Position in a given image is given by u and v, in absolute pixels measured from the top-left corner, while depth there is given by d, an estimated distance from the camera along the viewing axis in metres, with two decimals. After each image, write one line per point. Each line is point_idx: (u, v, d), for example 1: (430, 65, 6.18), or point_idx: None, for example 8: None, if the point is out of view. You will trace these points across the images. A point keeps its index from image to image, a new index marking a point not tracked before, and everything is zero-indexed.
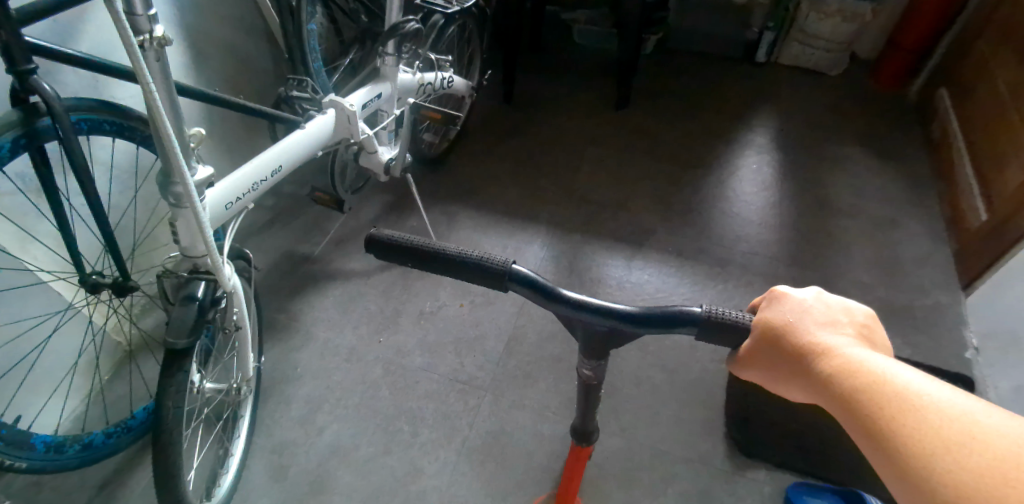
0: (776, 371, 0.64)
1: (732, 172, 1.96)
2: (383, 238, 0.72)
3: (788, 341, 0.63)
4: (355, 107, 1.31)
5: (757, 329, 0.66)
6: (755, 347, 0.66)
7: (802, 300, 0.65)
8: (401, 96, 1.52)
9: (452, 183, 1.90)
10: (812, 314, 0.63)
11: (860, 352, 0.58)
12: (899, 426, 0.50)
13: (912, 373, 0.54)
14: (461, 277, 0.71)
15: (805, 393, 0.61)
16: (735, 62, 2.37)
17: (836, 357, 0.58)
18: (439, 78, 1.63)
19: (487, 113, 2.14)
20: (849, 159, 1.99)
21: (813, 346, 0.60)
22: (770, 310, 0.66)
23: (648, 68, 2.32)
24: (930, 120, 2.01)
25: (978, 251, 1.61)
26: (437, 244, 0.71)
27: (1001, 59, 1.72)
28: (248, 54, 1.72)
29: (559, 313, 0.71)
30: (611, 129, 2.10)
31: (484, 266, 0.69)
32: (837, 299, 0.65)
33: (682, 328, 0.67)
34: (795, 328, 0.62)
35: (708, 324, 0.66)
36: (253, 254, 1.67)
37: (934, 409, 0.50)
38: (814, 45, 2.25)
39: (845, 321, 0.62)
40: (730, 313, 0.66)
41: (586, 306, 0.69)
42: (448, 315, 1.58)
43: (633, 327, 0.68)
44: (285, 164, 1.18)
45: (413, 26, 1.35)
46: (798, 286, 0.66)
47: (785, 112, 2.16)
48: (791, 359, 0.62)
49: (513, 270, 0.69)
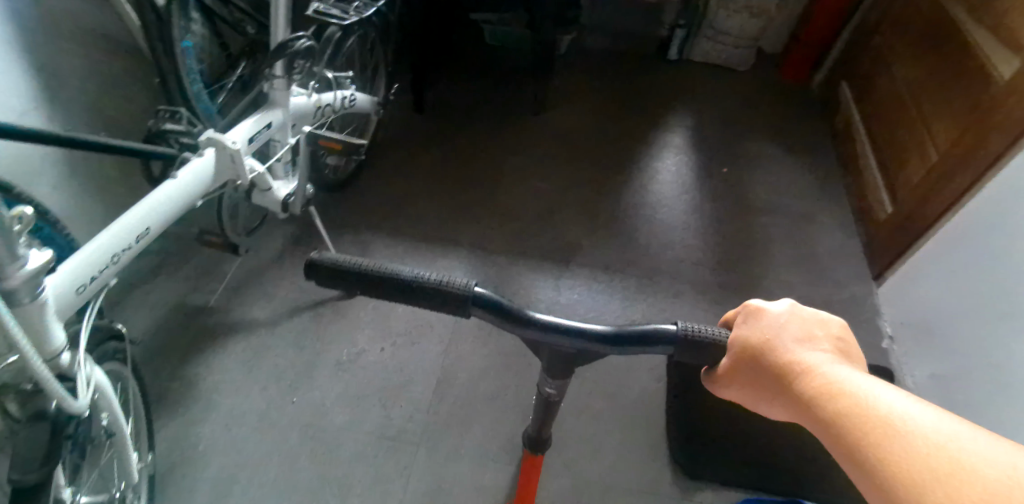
0: (758, 391, 0.64)
1: (652, 173, 1.92)
2: (327, 261, 0.68)
3: (767, 359, 0.63)
4: (239, 145, 1.11)
5: (736, 347, 0.66)
6: (735, 365, 0.65)
7: (779, 315, 0.65)
8: (296, 122, 1.32)
9: (362, 207, 1.75)
10: (790, 330, 0.63)
11: (840, 370, 0.57)
12: (883, 450, 0.48)
13: (895, 393, 0.52)
14: (419, 303, 0.68)
15: (788, 413, 0.60)
16: (649, 59, 2.33)
17: (816, 375, 0.58)
18: (340, 98, 1.42)
19: (396, 126, 1.99)
20: (763, 154, 2.01)
21: (793, 364, 0.60)
22: (749, 326, 0.66)
23: (562, 69, 2.24)
24: (834, 113, 2.08)
25: (886, 244, 1.63)
26: (392, 268, 0.68)
27: (896, 54, 1.79)
28: (112, 78, 1.45)
29: (527, 336, 0.69)
30: (528, 136, 2.01)
31: (445, 291, 0.66)
32: (812, 313, 0.65)
33: (658, 346, 0.68)
34: (773, 345, 0.63)
35: (683, 342, 0.67)
36: (138, 312, 1.47)
37: (920, 433, 0.48)
38: (723, 41, 2.25)
39: (821, 336, 0.63)
40: (703, 331, 0.68)
41: (556, 327, 0.68)
42: (368, 362, 1.44)
43: (607, 349, 0.67)
44: (156, 225, 1.00)
45: (304, 44, 1.15)
46: (773, 301, 0.66)
47: (700, 110, 2.15)
48: (772, 378, 0.62)
49: (476, 291, 0.67)
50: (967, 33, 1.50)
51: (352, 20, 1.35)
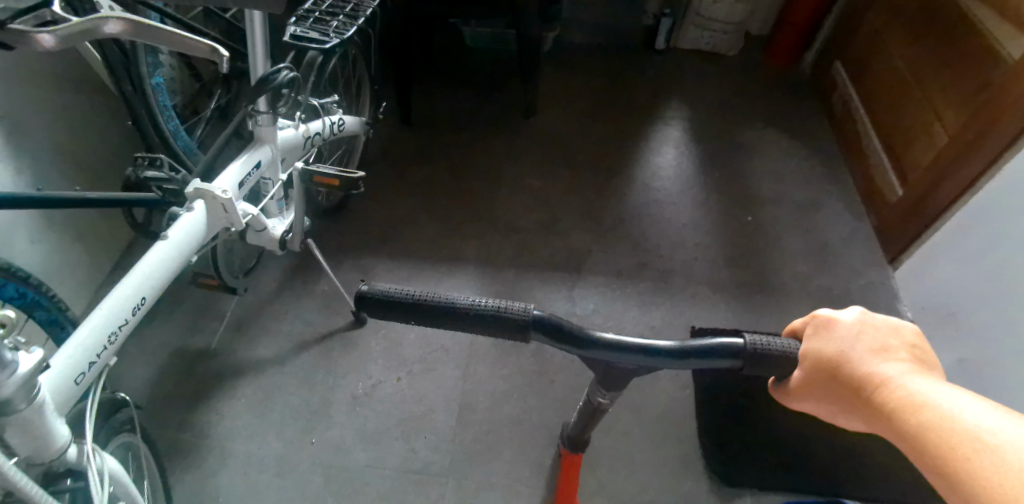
0: (832, 406, 0.61)
1: (653, 170, 1.88)
2: (377, 294, 0.64)
3: (840, 372, 0.59)
4: (230, 192, 1.04)
5: (807, 361, 0.62)
6: (807, 378, 0.62)
7: (850, 324, 0.60)
8: (287, 156, 1.26)
9: (361, 230, 1.69)
10: (863, 340, 0.59)
11: (924, 384, 0.54)
12: (977, 473, 0.47)
13: (983, 408, 0.50)
14: (477, 331, 0.65)
15: (868, 427, 0.57)
16: (636, 50, 2.28)
17: (900, 391, 0.54)
18: (329, 124, 1.36)
19: (385, 141, 1.92)
20: (761, 142, 1.98)
21: (869, 377, 0.57)
22: (817, 339, 0.62)
23: (550, 68, 2.18)
24: (829, 95, 2.08)
25: (896, 227, 1.64)
26: (445, 295, 0.65)
27: (893, 33, 1.79)
28: (84, 119, 1.35)
29: (588, 354, 0.68)
30: (523, 141, 1.95)
31: (503, 318, 0.63)
32: (883, 318, 0.60)
33: (723, 360, 0.65)
34: (848, 358, 0.59)
35: (754, 357, 0.63)
36: (138, 362, 1.42)
37: (1014, 450, 0.46)
38: (711, 28, 2.21)
39: (896, 344, 0.58)
40: (772, 344, 0.63)
41: (619, 345, 0.66)
42: (385, 394, 1.39)
43: (672, 364, 0.66)
44: (151, 295, 0.93)
45: (286, 75, 1.10)
46: (842, 309, 0.62)
47: (693, 100, 2.12)
48: (849, 393, 0.58)
49: (537, 316, 0.65)
50: (973, 12, 1.49)
51: (334, 43, 1.30)
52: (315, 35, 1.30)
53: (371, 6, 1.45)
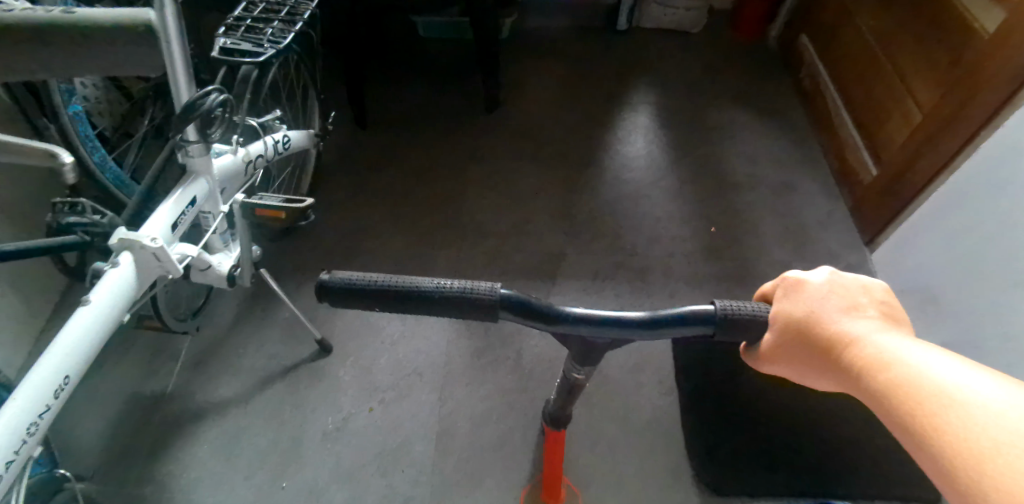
0: (803, 367, 0.61)
1: (624, 160, 1.81)
2: (340, 284, 0.63)
3: (810, 333, 0.59)
4: (160, 240, 0.94)
5: (778, 323, 0.62)
6: (776, 341, 0.62)
7: (820, 286, 0.60)
8: (227, 185, 1.15)
9: (321, 248, 1.59)
10: (832, 300, 0.59)
11: (890, 339, 0.54)
12: (940, 426, 0.46)
13: (947, 361, 0.50)
14: (446, 314, 0.63)
15: (837, 385, 0.57)
16: (598, 30, 2.19)
17: (865, 346, 0.54)
18: (274, 143, 1.24)
19: (340, 146, 1.80)
20: (731, 123, 1.93)
21: (837, 336, 0.57)
22: (787, 300, 0.62)
23: (510, 55, 2.07)
24: (798, 69, 2.03)
25: (873, 206, 1.61)
26: (409, 280, 0.64)
27: (861, 3, 1.73)
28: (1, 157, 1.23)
29: (561, 329, 0.67)
30: (486, 136, 1.84)
31: (471, 297, 0.62)
32: (853, 278, 0.60)
33: (694, 328, 0.63)
34: (817, 317, 0.59)
35: (726, 322, 0.62)
36: (91, 412, 1.33)
37: (977, 402, 0.46)
38: (674, 4, 2.12)
39: (865, 302, 0.58)
40: (744, 308, 0.62)
41: (589, 318, 0.65)
42: (358, 427, 1.32)
43: (641, 335, 0.65)
44: (76, 371, 0.84)
45: (215, 98, 0.98)
46: (813, 270, 0.62)
47: (661, 81, 2.04)
48: (818, 352, 0.58)
49: (504, 295, 0.63)
50: None
51: (270, 54, 1.16)
52: (246, 47, 1.16)
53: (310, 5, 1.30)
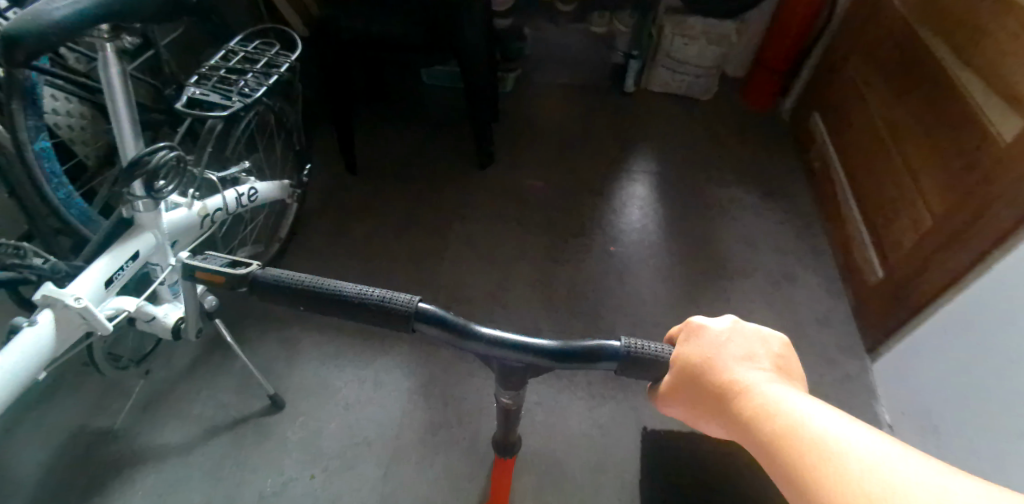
0: (699, 408, 0.69)
1: (616, 231, 1.74)
2: (269, 280, 0.78)
3: (709, 377, 0.67)
4: (85, 298, 0.89)
5: (680, 365, 0.70)
6: (679, 381, 0.70)
7: (719, 334, 0.69)
8: (180, 237, 1.10)
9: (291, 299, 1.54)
10: (730, 349, 0.67)
11: (775, 389, 0.62)
12: (816, 474, 0.53)
13: (824, 412, 0.58)
14: (370, 319, 0.72)
15: (728, 428, 0.65)
16: (605, 90, 2.14)
17: (752, 395, 0.62)
18: (236, 196, 1.21)
19: (327, 190, 1.77)
20: (730, 203, 1.87)
21: (731, 383, 0.65)
22: (691, 345, 0.70)
23: (511, 109, 2.04)
24: (807, 148, 1.99)
25: (875, 309, 1.52)
26: (342, 286, 0.74)
27: (872, 87, 1.68)
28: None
29: (478, 352, 0.72)
30: (476, 194, 1.81)
31: (389, 307, 0.71)
32: (751, 329, 0.69)
33: (601, 359, 0.71)
34: (712, 364, 0.67)
35: (629, 358, 0.70)
36: (27, 446, 1.25)
37: (850, 454, 0.53)
38: (683, 70, 2.07)
39: (760, 354, 0.67)
40: (647, 348, 0.71)
41: (504, 342, 0.71)
42: (297, 496, 1.24)
43: (551, 363, 0.70)
44: None
45: (163, 154, 0.96)
46: (715, 319, 0.71)
47: (663, 151, 1.99)
48: (712, 396, 0.66)
49: (419, 308, 0.71)
50: (961, 82, 1.35)
51: (239, 107, 1.16)
52: (216, 98, 1.16)
53: (290, 58, 1.31)
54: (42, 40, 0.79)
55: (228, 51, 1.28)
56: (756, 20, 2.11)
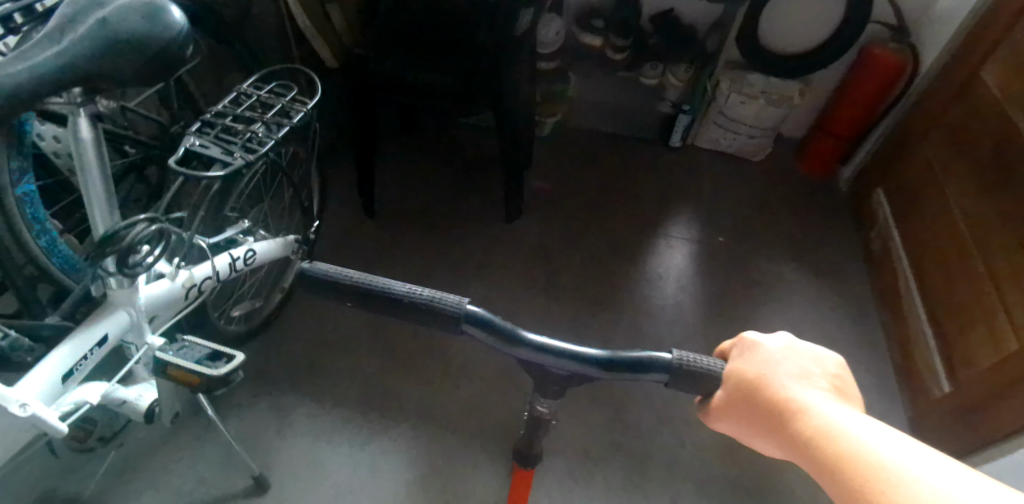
0: (750, 428, 0.59)
1: (650, 305, 1.58)
2: (319, 273, 0.66)
3: (759, 395, 0.58)
4: (31, 404, 0.75)
5: (728, 381, 0.61)
6: (726, 399, 0.61)
7: (773, 350, 0.60)
8: (158, 312, 0.97)
9: (289, 356, 1.42)
10: (784, 365, 0.58)
11: (834, 410, 0.53)
12: (882, 499, 0.45)
13: (893, 439, 0.49)
14: (409, 318, 0.64)
15: (780, 449, 0.56)
16: (648, 143, 2.01)
17: (814, 415, 0.53)
18: (229, 261, 1.08)
19: (341, 234, 1.64)
20: (779, 281, 1.69)
21: (786, 402, 0.56)
22: (741, 360, 0.61)
23: (547, 157, 1.91)
24: (868, 227, 1.80)
25: (938, 434, 1.33)
26: (382, 281, 0.65)
27: (952, 174, 1.50)
28: None
29: (520, 356, 0.64)
30: (502, 250, 1.66)
31: (432, 305, 0.62)
32: (807, 348, 0.60)
33: (651, 374, 0.62)
34: (767, 380, 0.58)
35: (680, 373, 0.61)
36: None
37: (925, 486, 0.44)
38: (737, 129, 1.91)
39: (817, 373, 0.58)
40: (700, 362, 0.62)
41: (549, 348, 0.62)
42: None
43: (599, 374, 0.62)
44: None
45: (143, 230, 0.83)
46: (769, 335, 0.61)
47: (707, 216, 1.83)
48: (763, 415, 0.57)
49: (468, 310, 0.62)
50: None
51: (238, 164, 1.02)
52: (213, 152, 1.03)
53: (308, 106, 1.17)
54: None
55: (240, 92, 1.15)
56: (820, 80, 1.94)
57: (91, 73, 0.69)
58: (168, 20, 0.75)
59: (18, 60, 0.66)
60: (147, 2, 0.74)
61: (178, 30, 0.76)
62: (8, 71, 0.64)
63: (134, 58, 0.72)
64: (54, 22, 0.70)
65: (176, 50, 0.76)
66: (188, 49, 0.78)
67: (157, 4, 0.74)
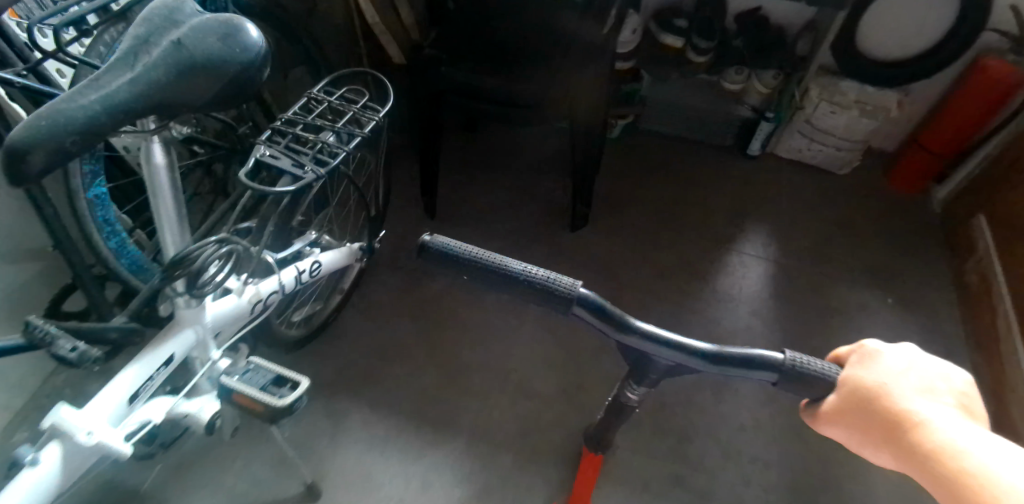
0: (863, 438, 0.56)
1: (719, 329, 1.49)
2: (440, 247, 0.64)
3: (879, 406, 0.55)
4: (94, 433, 0.75)
5: (845, 387, 0.57)
6: (839, 405, 0.57)
7: (897, 362, 0.56)
8: (222, 328, 0.95)
9: (345, 360, 1.40)
10: (910, 379, 0.54)
11: (963, 433, 0.51)
12: None
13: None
14: (522, 298, 0.63)
15: (897, 463, 0.54)
16: (722, 151, 1.90)
17: (937, 432, 0.51)
18: (295, 275, 1.05)
19: (402, 235, 1.61)
20: (862, 309, 1.57)
21: (908, 420, 0.53)
22: (859, 368, 0.58)
23: (615, 162, 1.83)
24: (964, 255, 1.65)
25: None
26: (498, 258, 0.63)
27: None
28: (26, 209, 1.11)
29: (625, 341, 0.66)
30: (564, 259, 1.60)
31: (547, 289, 0.61)
32: (933, 361, 0.56)
33: (759, 372, 0.61)
34: (888, 392, 0.54)
35: (788, 374, 0.59)
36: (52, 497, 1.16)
37: None
38: (823, 141, 1.78)
39: (944, 389, 0.54)
40: (814, 364, 0.58)
41: (657, 337, 0.64)
42: None
43: (704, 367, 0.63)
44: None
45: (214, 251, 0.82)
46: (890, 345, 0.58)
47: (784, 232, 1.72)
48: (881, 429, 0.54)
49: (581, 295, 0.61)
50: None
51: (308, 180, 0.98)
52: (285, 164, 0.99)
53: (381, 113, 1.12)
54: (52, 142, 0.60)
55: (309, 96, 1.09)
56: (921, 91, 1.78)
57: (161, 102, 0.66)
58: (244, 41, 0.70)
59: (90, 86, 0.64)
60: (223, 22, 0.70)
61: (255, 52, 0.71)
62: (81, 101, 0.62)
63: (204, 82, 0.68)
64: (127, 44, 0.68)
65: (251, 73, 0.71)
66: (264, 70, 0.74)
67: (235, 25, 0.70)
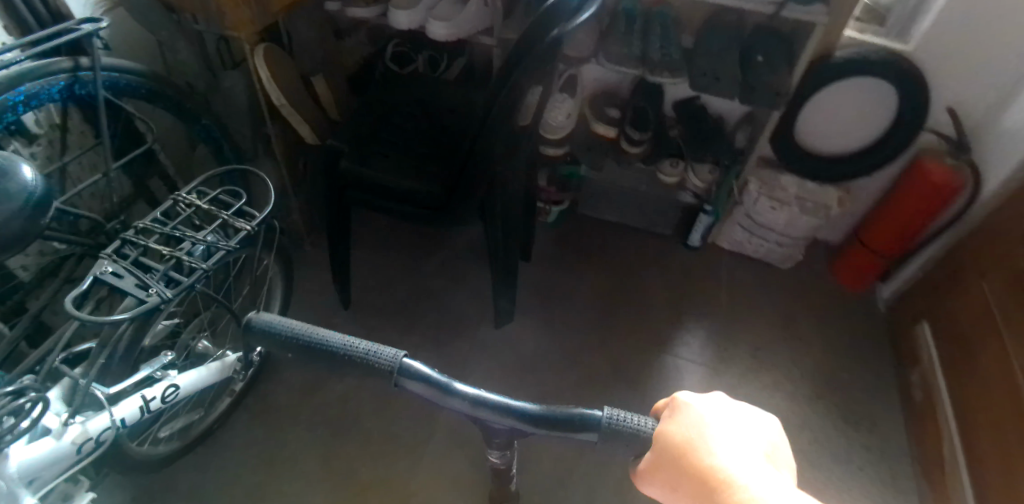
0: (675, 493, 0.57)
1: None
2: (261, 325, 0.70)
3: (687, 461, 0.56)
4: None
5: (658, 442, 0.59)
6: (656, 461, 0.58)
7: (703, 412, 0.58)
8: (35, 477, 0.83)
9: (227, 477, 1.27)
10: (714, 430, 0.56)
11: (762, 486, 0.53)
12: None
13: None
14: (354, 374, 0.68)
15: None
16: (662, 239, 1.82)
17: (743, 492, 0.52)
18: (139, 406, 0.93)
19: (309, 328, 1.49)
20: (798, 422, 1.47)
21: (713, 475, 0.54)
22: (671, 422, 0.59)
23: (549, 250, 1.74)
24: (910, 363, 1.55)
25: None
26: (325, 335, 0.69)
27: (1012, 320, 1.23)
28: None
29: (465, 408, 0.70)
30: (483, 359, 1.48)
31: (370, 363, 0.66)
32: (740, 406, 0.59)
33: (580, 431, 0.66)
34: (695, 447, 0.56)
35: (608, 430, 0.63)
36: None
37: None
38: (763, 236, 1.72)
39: (750, 438, 0.57)
40: (629, 420, 0.62)
41: (485, 401, 0.69)
42: None
43: (531, 427, 0.68)
44: None
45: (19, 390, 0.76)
46: (700, 395, 0.59)
47: (721, 332, 1.63)
48: (689, 483, 0.55)
49: (403, 365, 0.66)
50: None
51: (152, 303, 0.86)
52: (127, 285, 0.87)
53: (256, 219, 1.01)
54: None
55: (176, 201, 0.97)
56: (864, 186, 1.73)
57: None
58: (16, 180, 0.75)
59: None
60: None
61: (30, 188, 0.76)
62: None
63: None
64: None
65: (30, 210, 0.75)
66: (40, 215, 0.78)
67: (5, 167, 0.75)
